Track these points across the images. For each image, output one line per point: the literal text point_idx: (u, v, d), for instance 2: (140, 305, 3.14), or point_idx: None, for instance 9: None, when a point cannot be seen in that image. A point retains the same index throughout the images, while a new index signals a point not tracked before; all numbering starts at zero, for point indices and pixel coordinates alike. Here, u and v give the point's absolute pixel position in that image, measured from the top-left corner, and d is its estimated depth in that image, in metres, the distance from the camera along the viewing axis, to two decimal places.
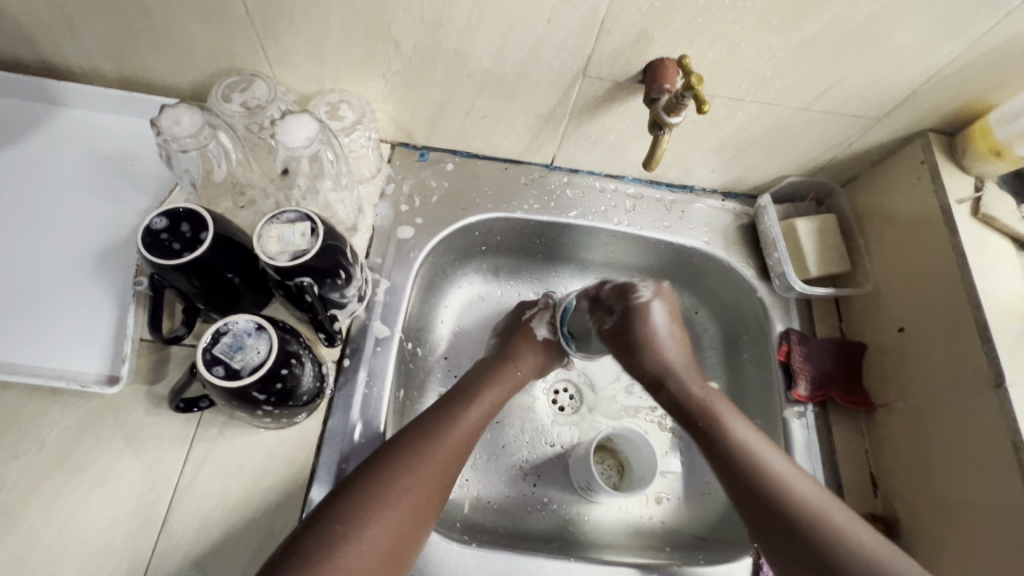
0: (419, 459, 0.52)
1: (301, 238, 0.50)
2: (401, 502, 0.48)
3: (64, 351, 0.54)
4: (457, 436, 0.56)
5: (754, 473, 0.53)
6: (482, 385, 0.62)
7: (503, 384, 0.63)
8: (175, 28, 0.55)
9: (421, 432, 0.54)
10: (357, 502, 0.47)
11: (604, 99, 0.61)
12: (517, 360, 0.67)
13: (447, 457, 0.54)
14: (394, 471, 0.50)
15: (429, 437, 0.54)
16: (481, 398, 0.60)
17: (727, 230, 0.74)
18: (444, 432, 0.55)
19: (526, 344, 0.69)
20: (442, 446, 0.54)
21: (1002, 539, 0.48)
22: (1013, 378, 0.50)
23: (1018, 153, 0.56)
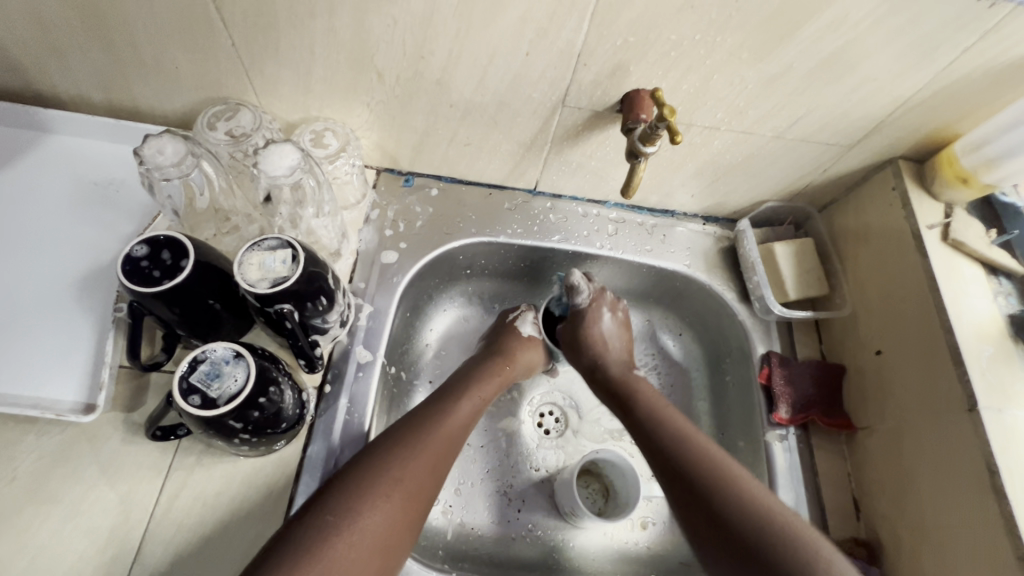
0: (411, 448, 0.52)
1: (282, 265, 0.50)
2: (396, 488, 0.49)
3: (40, 379, 0.53)
4: (453, 425, 0.57)
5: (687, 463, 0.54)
6: (473, 380, 0.64)
7: (495, 379, 0.65)
8: (162, 59, 0.56)
9: (416, 423, 0.55)
10: (352, 488, 0.48)
11: (584, 128, 0.62)
12: (507, 353, 0.68)
13: (442, 445, 0.55)
14: (389, 459, 0.51)
15: (423, 428, 0.55)
16: (473, 393, 0.61)
17: (708, 254, 0.75)
18: (436, 423, 0.56)
19: (516, 341, 0.70)
20: (437, 434, 0.55)
21: (981, 563, 0.48)
22: (986, 403, 0.51)
23: (984, 181, 0.58)
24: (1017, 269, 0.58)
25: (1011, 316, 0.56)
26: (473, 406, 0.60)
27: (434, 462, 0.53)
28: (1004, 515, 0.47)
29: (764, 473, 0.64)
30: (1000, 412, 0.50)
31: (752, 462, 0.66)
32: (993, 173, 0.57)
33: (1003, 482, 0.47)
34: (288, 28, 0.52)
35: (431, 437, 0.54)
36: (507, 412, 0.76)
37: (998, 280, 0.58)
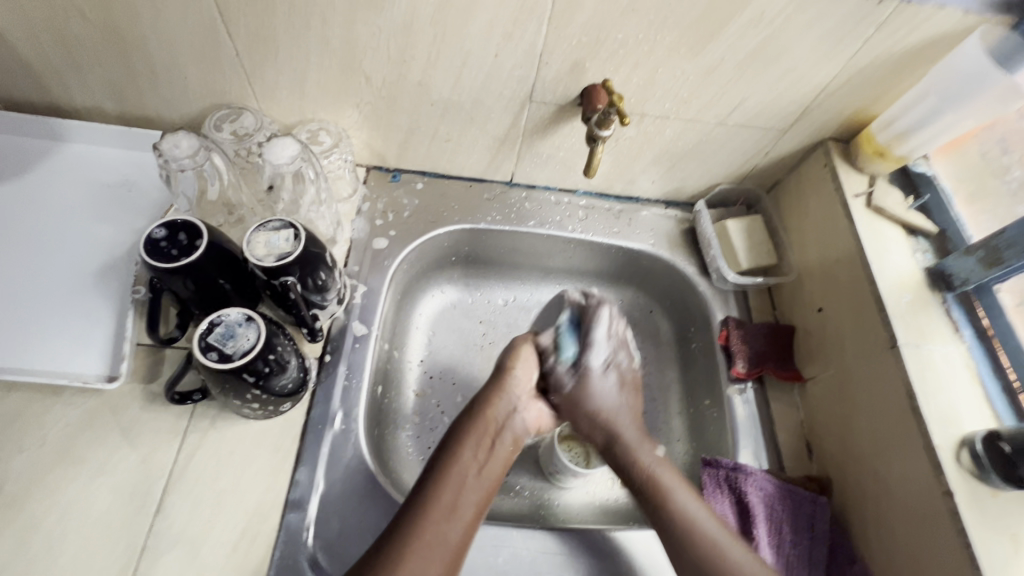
0: (413, 555, 0.48)
1: (286, 243, 0.57)
2: (415, 562, 0.48)
3: (67, 355, 0.59)
4: (454, 520, 0.52)
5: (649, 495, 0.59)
6: (457, 453, 0.57)
7: (493, 426, 0.61)
8: (174, 69, 0.63)
9: (408, 522, 0.50)
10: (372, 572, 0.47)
11: (550, 121, 0.70)
12: (490, 406, 0.62)
13: (448, 550, 0.50)
14: (389, 572, 0.47)
15: (416, 526, 0.50)
16: (464, 464, 0.56)
17: (670, 234, 0.83)
18: (445, 482, 0.54)
19: (497, 389, 0.63)
20: (437, 531, 0.51)
21: (908, 477, 0.55)
22: (905, 340, 0.58)
23: (898, 153, 0.66)
24: (932, 229, 0.66)
25: (928, 269, 0.64)
26: (473, 481, 0.56)
27: (444, 566, 0.50)
28: (921, 432, 0.54)
29: (726, 422, 0.70)
30: (917, 347, 0.58)
31: (716, 417, 0.73)
32: (905, 145, 0.65)
33: (920, 404, 0.55)
34: (286, 38, 0.60)
35: (430, 537, 0.50)
36: None
37: (915, 239, 0.66)
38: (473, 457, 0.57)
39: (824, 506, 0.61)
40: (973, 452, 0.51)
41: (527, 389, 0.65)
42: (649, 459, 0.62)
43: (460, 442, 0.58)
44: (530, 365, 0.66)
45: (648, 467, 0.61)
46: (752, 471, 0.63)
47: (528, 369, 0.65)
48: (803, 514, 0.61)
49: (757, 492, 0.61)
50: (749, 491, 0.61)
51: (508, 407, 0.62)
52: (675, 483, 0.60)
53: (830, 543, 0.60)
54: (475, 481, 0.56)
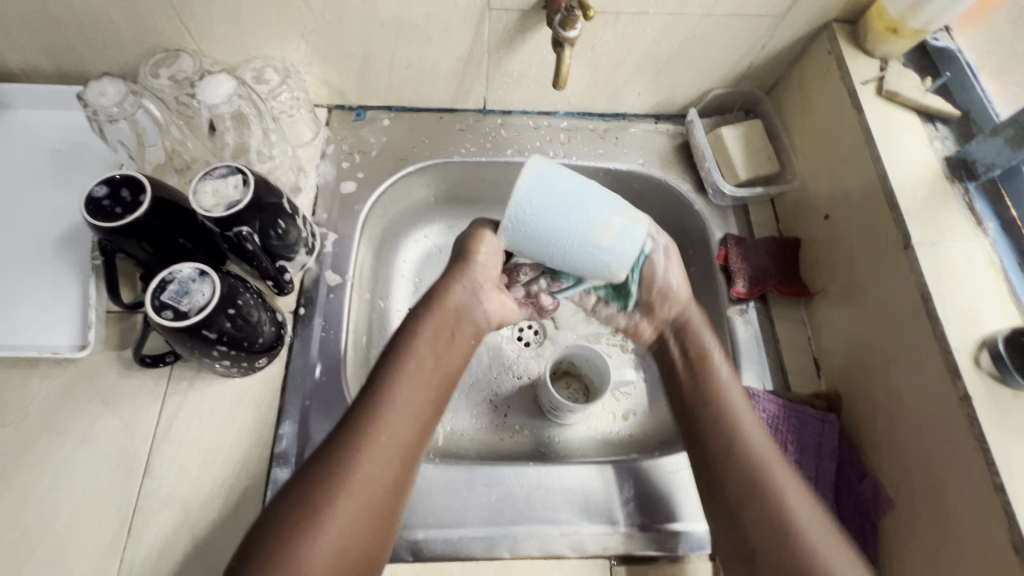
0: (367, 449, 0.47)
1: (234, 190, 0.53)
2: (373, 450, 0.47)
3: (36, 327, 0.58)
4: (408, 417, 0.50)
5: (747, 466, 0.51)
6: (410, 348, 0.54)
7: (450, 312, 0.58)
8: (96, 13, 0.58)
9: (360, 416, 0.49)
10: (325, 464, 0.46)
11: (516, 32, 0.63)
12: (445, 295, 0.59)
13: (402, 445, 0.49)
14: (342, 465, 0.46)
15: (369, 422, 0.48)
16: (420, 357, 0.54)
17: (662, 151, 0.76)
18: (401, 370, 0.53)
19: (457, 274, 0.60)
20: (390, 426, 0.49)
21: (921, 388, 0.50)
22: (919, 239, 0.52)
23: (912, 28, 0.58)
24: (953, 112, 0.58)
25: (948, 157, 0.57)
26: (429, 374, 0.54)
27: (399, 459, 0.49)
28: (936, 336, 0.49)
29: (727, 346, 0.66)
30: (933, 246, 0.52)
31: None
32: (919, 18, 0.57)
33: (935, 307, 0.50)
34: None
35: (388, 429, 0.49)
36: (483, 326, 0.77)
37: (934, 126, 0.59)
38: (430, 349, 0.55)
39: (833, 423, 0.58)
40: (995, 352, 0.46)
41: (489, 279, 0.62)
42: (712, 347, 0.60)
43: (417, 334, 0.55)
44: (495, 254, 0.61)
45: (722, 381, 0.57)
46: (755, 394, 0.59)
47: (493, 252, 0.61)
48: (809, 433, 0.58)
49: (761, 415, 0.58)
50: None
51: (470, 293, 0.60)
52: (765, 446, 0.53)
53: (839, 460, 0.57)
54: (432, 372, 0.54)
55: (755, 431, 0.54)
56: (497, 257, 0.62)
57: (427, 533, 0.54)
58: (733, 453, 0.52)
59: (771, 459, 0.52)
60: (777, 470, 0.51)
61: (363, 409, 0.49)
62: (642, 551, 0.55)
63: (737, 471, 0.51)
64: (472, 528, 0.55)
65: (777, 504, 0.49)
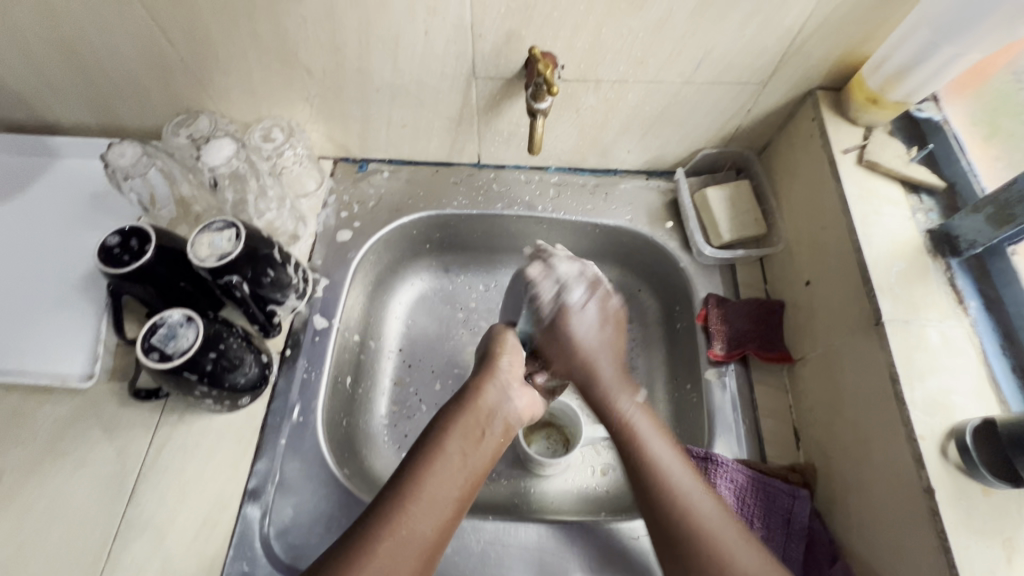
0: (379, 551, 0.46)
1: (228, 242, 0.58)
2: (389, 552, 0.47)
3: (54, 357, 0.64)
4: (427, 520, 0.49)
5: (681, 523, 0.50)
6: (438, 451, 0.53)
7: (481, 412, 0.58)
8: (130, 80, 0.66)
9: (380, 518, 0.48)
10: (336, 566, 0.45)
11: (501, 97, 0.67)
12: (477, 397, 0.58)
13: (418, 547, 0.48)
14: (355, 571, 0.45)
15: (388, 528, 0.48)
16: (446, 457, 0.53)
17: (651, 207, 0.77)
18: (423, 470, 0.52)
19: (487, 379, 0.60)
20: (407, 527, 0.48)
21: (890, 474, 0.48)
22: (891, 316, 0.51)
23: (892, 99, 0.58)
24: (938, 183, 0.57)
25: (931, 231, 0.55)
26: (455, 477, 0.53)
27: (413, 564, 0.48)
28: (903, 420, 0.47)
29: (703, 409, 0.65)
30: (905, 324, 0.50)
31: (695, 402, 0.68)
32: (899, 90, 0.56)
33: (903, 388, 0.48)
34: (221, 39, 0.60)
35: (403, 529, 0.48)
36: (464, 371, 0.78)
37: (919, 197, 0.57)
38: (457, 450, 0.54)
39: (804, 500, 0.56)
40: (961, 444, 0.44)
41: (517, 374, 0.62)
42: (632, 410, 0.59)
43: (446, 434, 0.55)
44: (517, 355, 0.64)
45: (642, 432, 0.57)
46: (724, 462, 0.58)
47: (516, 359, 0.63)
48: (779, 509, 0.56)
49: (729, 486, 0.56)
50: (720, 484, 0.56)
51: (501, 392, 0.60)
52: (692, 486, 0.53)
53: (810, 541, 0.55)
54: (458, 472, 0.53)
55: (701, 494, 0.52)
56: (518, 358, 0.64)
57: None
58: (670, 525, 0.51)
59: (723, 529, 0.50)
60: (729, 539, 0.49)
61: (382, 511, 0.49)
62: None
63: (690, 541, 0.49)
64: None
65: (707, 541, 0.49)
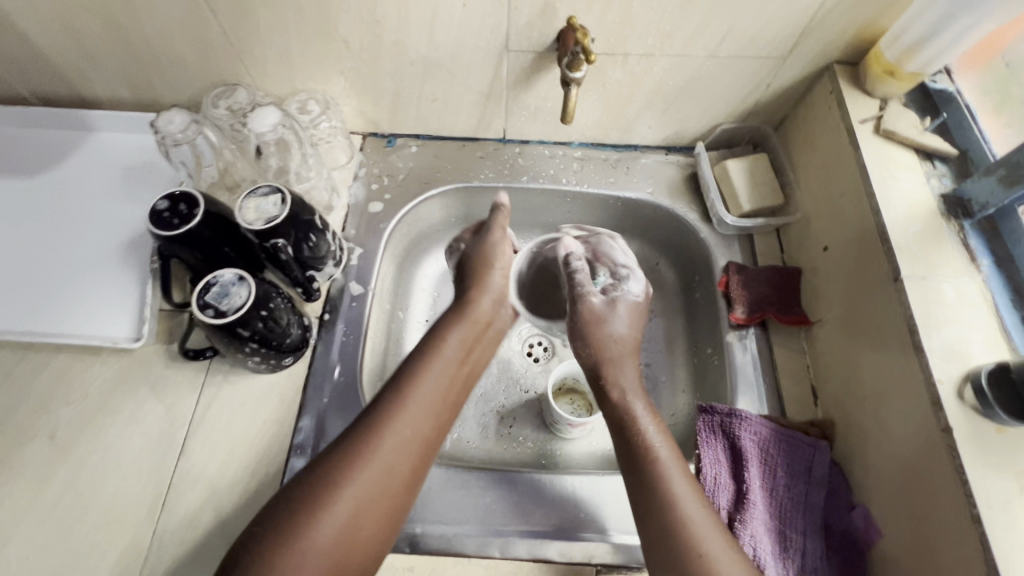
0: (382, 438, 0.51)
1: (273, 207, 0.60)
2: (394, 443, 0.52)
3: (101, 320, 0.66)
4: (423, 413, 0.55)
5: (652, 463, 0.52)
6: (434, 354, 0.60)
7: (476, 323, 0.65)
8: (171, 52, 0.68)
9: (384, 410, 0.53)
10: (347, 454, 0.50)
11: (531, 71, 0.69)
12: (472, 309, 0.66)
13: (420, 438, 0.54)
14: (361, 452, 0.50)
15: (392, 418, 0.53)
16: (445, 358, 0.60)
17: (672, 180, 0.80)
18: (422, 370, 0.58)
19: (481, 291, 0.68)
20: (409, 419, 0.54)
21: (911, 419, 0.51)
22: (909, 273, 0.54)
23: (909, 70, 0.60)
24: (951, 151, 0.60)
25: (945, 195, 0.58)
26: (449, 377, 0.59)
27: (416, 452, 0.53)
28: (921, 368, 0.50)
29: (725, 370, 0.68)
30: (923, 280, 0.54)
31: (716, 364, 0.71)
32: (915, 60, 0.59)
33: (922, 338, 0.51)
34: (263, 11, 0.62)
35: (405, 424, 0.53)
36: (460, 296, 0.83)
37: (932, 163, 0.61)
38: (455, 355, 0.61)
39: (824, 450, 0.59)
40: (977, 387, 0.47)
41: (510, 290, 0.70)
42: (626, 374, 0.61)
43: (444, 343, 0.61)
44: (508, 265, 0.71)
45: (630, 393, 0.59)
46: (747, 416, 0.61)
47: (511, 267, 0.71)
48: (800, 458, 0.59)
49: (752, 436, 0.60)
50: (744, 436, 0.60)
51: (493, 304, 0.67)
52: (672, 462, 0.53)
53: (830, 488, 0.58)
54: (456, 375, 0.60)
55: (671, 459, 0.53)
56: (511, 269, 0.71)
57: (426, 528, 0.58)
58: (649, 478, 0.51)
59: (691, 514, 0.49)
60: (692, 505, 0.50)
61: (384, 404, 0.54)
62: (628, 562, 0.57)
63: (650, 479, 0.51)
64: (467, 527, 0.58)
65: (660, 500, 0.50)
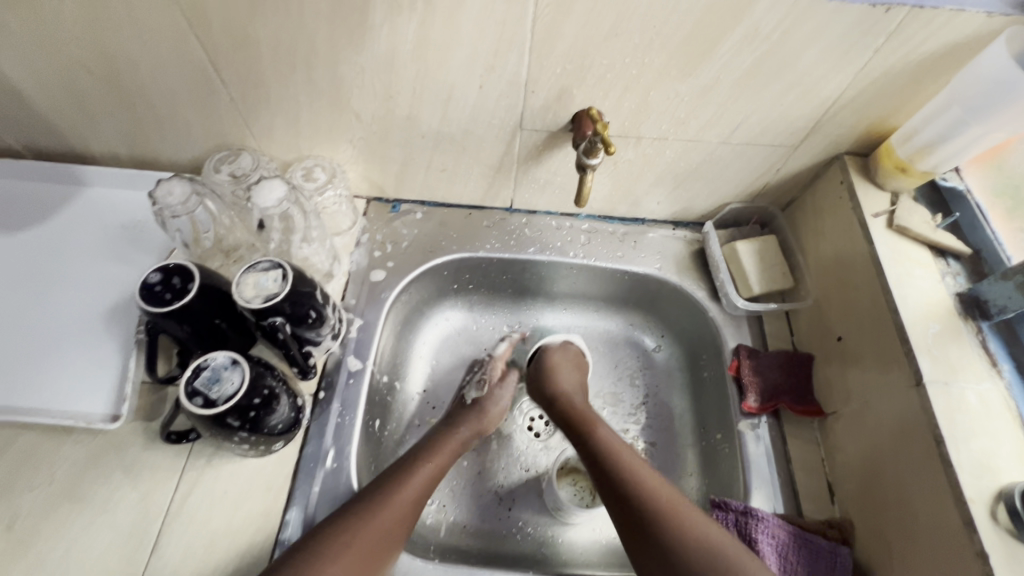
0: (392, 492, 0.58)
1: (274, 283, 0.57)
2: (404, 489, 0.59)
3: (76, 396, 0.61)
4: (421, 481, 0.61)
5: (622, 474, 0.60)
6: (432, 447, 0.66)
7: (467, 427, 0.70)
8: (175, 115, 0.66)
9: (376, 488, 0.58)
10: (369, 496, 0.57)
11: (543, 148, 0.69)
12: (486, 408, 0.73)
13: (420, 487, 0.60)
14: (371, 510, 0.55)
15: (382, 493, 0.57)
16: (460, 435, 0.69)
17: (679, 256, 0.79)
18: (437, 443, 0.67)
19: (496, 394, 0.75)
20: (421, 472, 0.62)
21: (940, 536, 0.49)
22: (931, 377, 0.53)
23: (921, 168, 0.61)
24: (964, 250, 0.61)
25: (960, 294, 0.58)
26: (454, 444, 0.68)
27: (415, 500, 0.59)
28: (950, 482, 0.48)
29: (738, 461, 0.66)
30: (945, 385, 0.52)
31: (727, 453, 0.68)
32: (928, 160, 0.61)
33: (949, 451, 0.49)
34: (276, 82, 0.61)
35: (416, 478, 0.61)
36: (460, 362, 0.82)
37: (946, 261, 0.61)
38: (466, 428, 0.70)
39: (845, 557, 0.56)
40: (1011, 507, 0.45)
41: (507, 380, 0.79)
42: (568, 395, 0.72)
43: (463, 420, 0.71)
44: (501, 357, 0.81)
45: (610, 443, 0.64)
46: (764, 516, 0.58)
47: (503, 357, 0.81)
48: (821, 566, 0.56)
49: (770, 540, 0.56)
50: (761, 539, 0.56)
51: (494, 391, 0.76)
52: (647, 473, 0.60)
53: None
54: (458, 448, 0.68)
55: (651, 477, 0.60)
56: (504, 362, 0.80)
57: None
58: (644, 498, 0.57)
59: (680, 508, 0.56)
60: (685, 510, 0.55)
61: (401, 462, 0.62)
62: None
63: (668, 535, 0.53)
64: None
65: (691, 546, 0.52)
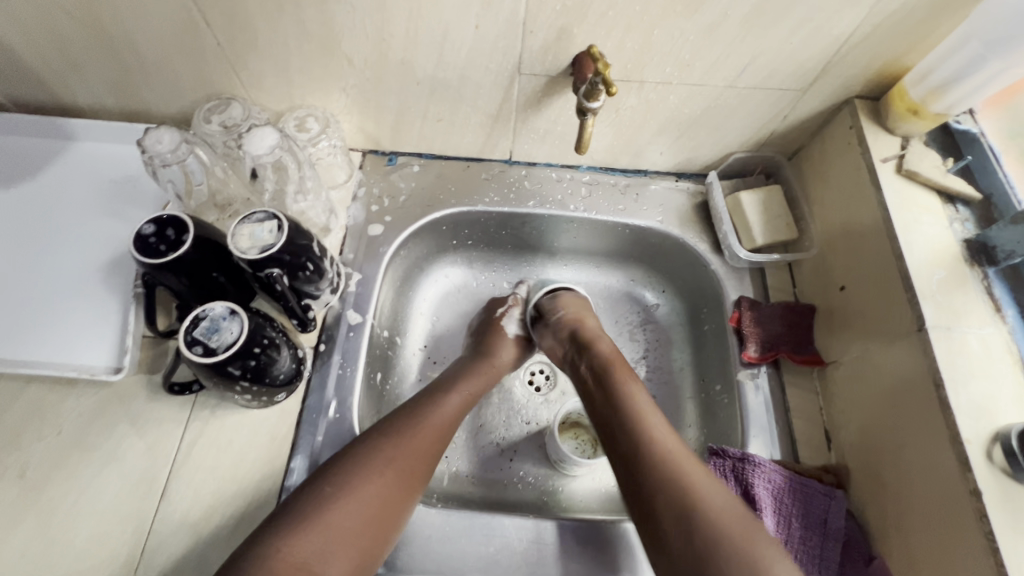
0: (419, 426, 0.58)
1: (270, 234, 0.56)
2: (427, 424, 0.58)
3: (78, 350, 0.62)
4: (446, 418, 0.61)
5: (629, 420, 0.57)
6: (462, 377, 0.67)
7: (484, 376, 0.68)
8: (161, 64, 0.64)
9: (410, 413, 0.59)
10: (392, 426, 0.57)
11: (543, 94, 0.66)
12: (493, 355, 0.71)
13: (446, 421, 0.60)
14: (396, 440, 0.55)
15: (418, 418, 0.58)
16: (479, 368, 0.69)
17: (681, 208, 0.78)
18: (463, 378, 0.66)
19: (501, 340, 0.73)
20: (444, 406, 0.62)
21: (935, 476, 0.49)
22: (934, 322, 0.52)
23: (934, 110, 0.59)
24: (974, 195, 0.60)
25: (968, 240, 0.57)
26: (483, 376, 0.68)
27: (438, 434, 0.59)
28: (947, 424, 0.48)
29: (736, 410, 0.66)
30: (948, 330, 0.52)
31: (727, 403, 0.69)
32: (942, 101, 0.58)
33: (947, 394, 0.49)
34: (263, 25, 0.58)
35: (437, 411, 0.60)
36: (462, 319, 0.83)
37: (955, 207, 0.60)
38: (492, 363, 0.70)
39: (841, 500, 0.57)
40: (1007, 448, 0.46)
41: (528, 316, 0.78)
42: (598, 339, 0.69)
43: (497, 352, 0.72)
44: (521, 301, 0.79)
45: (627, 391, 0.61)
46: (761, 462, 0.58)
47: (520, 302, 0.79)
48: (815, 508, 0.57)
49: (765, 484, 0.57)
50: (757, 483, 0.57)
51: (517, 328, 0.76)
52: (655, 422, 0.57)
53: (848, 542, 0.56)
54: (482, 382, 0.67)
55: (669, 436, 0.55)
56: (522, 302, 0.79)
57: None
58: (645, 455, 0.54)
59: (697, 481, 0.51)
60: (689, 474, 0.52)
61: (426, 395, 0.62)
62: None
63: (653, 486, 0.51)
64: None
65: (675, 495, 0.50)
